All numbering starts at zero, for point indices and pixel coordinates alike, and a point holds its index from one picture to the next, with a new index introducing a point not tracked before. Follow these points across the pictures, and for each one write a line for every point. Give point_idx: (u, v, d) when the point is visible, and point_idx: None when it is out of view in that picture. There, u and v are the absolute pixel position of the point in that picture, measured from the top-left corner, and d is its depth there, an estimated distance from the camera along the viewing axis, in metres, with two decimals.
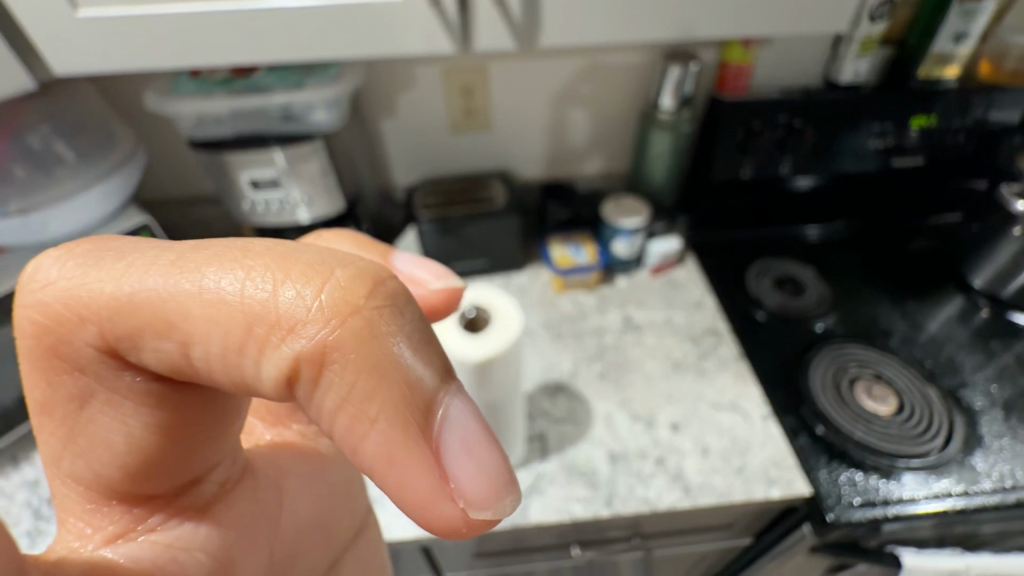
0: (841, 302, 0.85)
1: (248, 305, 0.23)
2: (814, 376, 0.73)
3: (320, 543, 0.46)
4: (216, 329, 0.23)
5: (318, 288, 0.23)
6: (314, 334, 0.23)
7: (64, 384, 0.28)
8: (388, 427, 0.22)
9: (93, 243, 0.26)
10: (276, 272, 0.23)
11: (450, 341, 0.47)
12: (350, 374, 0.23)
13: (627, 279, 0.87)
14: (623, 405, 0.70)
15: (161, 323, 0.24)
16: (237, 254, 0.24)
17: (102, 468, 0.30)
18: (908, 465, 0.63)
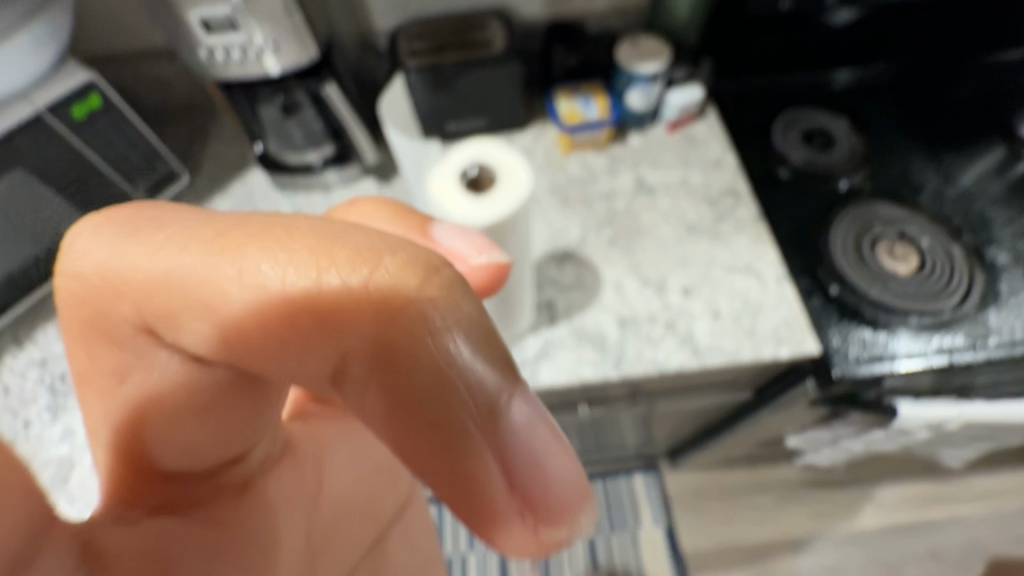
0: (873, 158, 0.78)
1: (289, 290, 0.21)
2: (835, 237, 0.69)
3: (367, 522, 0.42)
4: (258, 318, 0.22)
5: (366, 276, 0.20)
6: (360, 326, 0.20)
7: (101, 359, 0.27)
8: (448, 433, 0.19)
9: (131, 210, 0.24)
10: (318, 260, 0.20)
11: (453, 204, 0.43)
12: (397, 375, 0.19)
13: (641, 136, 0.79)
14: (633, 270, 0.67)
15: (203, 305, 0.22)
16: (279, 236, 0.21)
17: (139, 449, 0.29)
18: (919, 322, 0.63)
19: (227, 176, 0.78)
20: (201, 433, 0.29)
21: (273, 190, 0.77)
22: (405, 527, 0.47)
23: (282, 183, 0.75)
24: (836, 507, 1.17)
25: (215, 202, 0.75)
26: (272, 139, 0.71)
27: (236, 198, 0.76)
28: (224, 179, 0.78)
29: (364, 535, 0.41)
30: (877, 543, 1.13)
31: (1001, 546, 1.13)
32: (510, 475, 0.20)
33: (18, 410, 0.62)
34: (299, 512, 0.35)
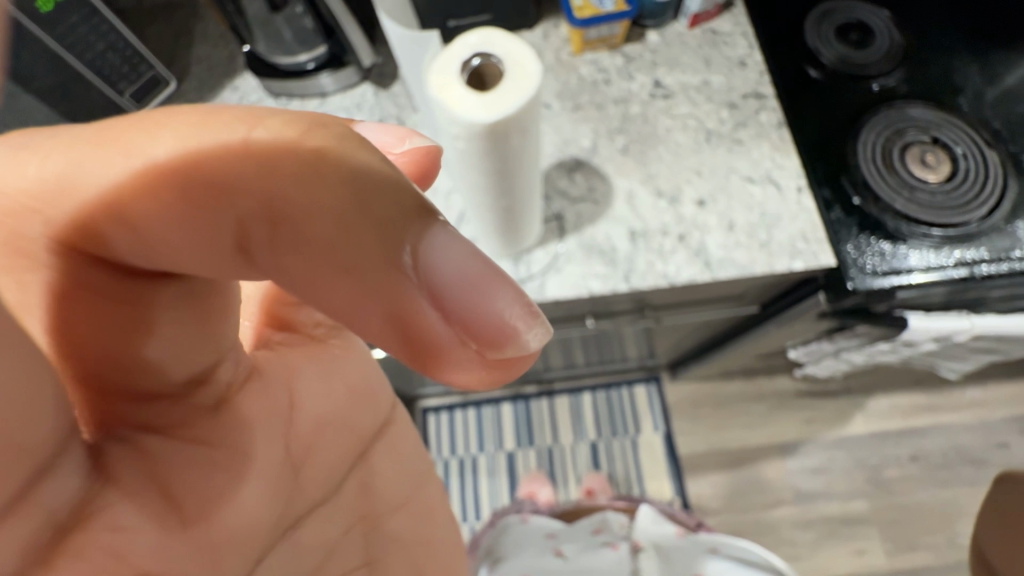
0: (913, 56, 0.71)
1: (182, 157, 0.20)
2: (862, 144, 0.65)
3: (351, 436, 0.42)
4: (148, 201, 0.21)
5: (249, 130, 0.20)
6: (253, 183, 0.21)
7: (7, 285, 0.23)
8: (368, 266, 0.21)
9: (23, 133, 0.23)
10: (197, 132, 0.20)
11: (455, 99, 0.40)
12: (303, 224, 0.21)
13: (659, 34, 0.72)
14: (646, 181, 0.64)
15: (100, 201, 0.21)
16: (156, 117, 0.21)
17: (90, 368, 0.26)
18: (942, 234, 0.61)
19: (216, 81, 0.73)
20: (164, 346, 0.27)
21: (266, 97, 0.72)
22: (386, 444, 0.48)
23: (275, 89, 0.70)
24: (828, 415, 1.21)
25: None
26: (260, 41, 0.66)
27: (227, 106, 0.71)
28: (213, 84, 0.73)
29: (348, 448, 0.42)
30: (863, 448, 1.19)
31: (981, 451, 1.19)
32: (436, 298, 0.22)
33: None
34: (275, 429, 0.34)
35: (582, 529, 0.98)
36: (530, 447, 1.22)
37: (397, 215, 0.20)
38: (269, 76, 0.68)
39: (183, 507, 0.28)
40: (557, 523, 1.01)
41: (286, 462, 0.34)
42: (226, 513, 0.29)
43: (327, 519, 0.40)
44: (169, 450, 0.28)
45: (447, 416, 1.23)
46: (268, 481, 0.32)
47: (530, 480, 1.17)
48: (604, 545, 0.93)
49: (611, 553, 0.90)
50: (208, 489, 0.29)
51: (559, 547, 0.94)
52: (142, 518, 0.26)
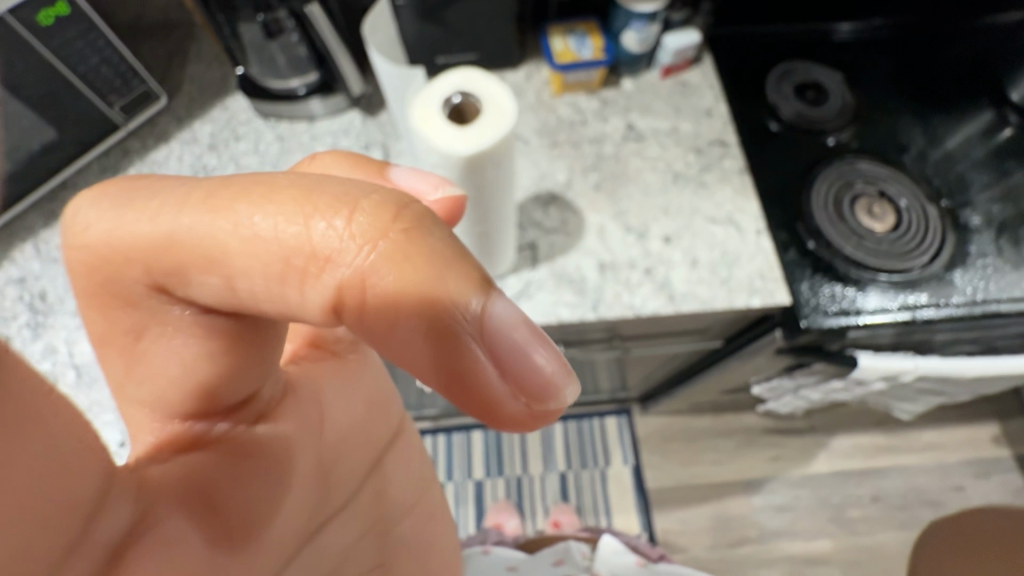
0: (863, 116, 0.77)
1: (282, 239, 0.21)
2: (817, 193, 0.70)
3: (370, 447, 0.44)
4: (255, 264, 0.21)
5: (349, 216, 0.20)
6: (352, 262, 0.20)
7: (121, 318, 0.27)
8: (434, 335, 0.20)
9: (126, 182, 0.24)
10: (305, 211, 0.21)
11: (435, 133, 0.42)
12: (382, 288, 0.20)
13: (633, 81, 0.77)
14: (616, 217, 0.68)
15: (209, 260, 0.22)
16: (266, 188, 0.21)
17: (164, 393, 0.29)
18: (888, 279, 0.65)
19: (207, 98, 0.75)
20: (215, 376, 0.29)
21: (255, 117, 0.74)
22: (399, 450, 0.50)
23: (264, 110, 0.72)
24: (792, 452, 1.24)
25: (195, 126, 0.73)
26: (253, 65, 0.69)
27: (216, 123, 0.74)
28: (204, 101, 0.75)
29: (367, 452, 0.44)
30: (825, 487, 1.22)
31: (937, 493, 1.22)
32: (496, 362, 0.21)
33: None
34: (305, 445, 0.35)
35: (545, 561, 0.96)
36: (499, 475, 1.21)
37: (464, 291, 0.19)
38: (258, 95, 0.70)
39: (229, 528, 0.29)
40: (520, 555, 0.99)
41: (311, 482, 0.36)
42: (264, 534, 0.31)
43: (345, 524, 0.41)
44: (209, 472, 0.29)
45: None
46: (299, 493, 0.34)
47: (497, 510, 1.16)
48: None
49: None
50: (247, 502, 0.30)
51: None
52: (187, 538, 0.26)
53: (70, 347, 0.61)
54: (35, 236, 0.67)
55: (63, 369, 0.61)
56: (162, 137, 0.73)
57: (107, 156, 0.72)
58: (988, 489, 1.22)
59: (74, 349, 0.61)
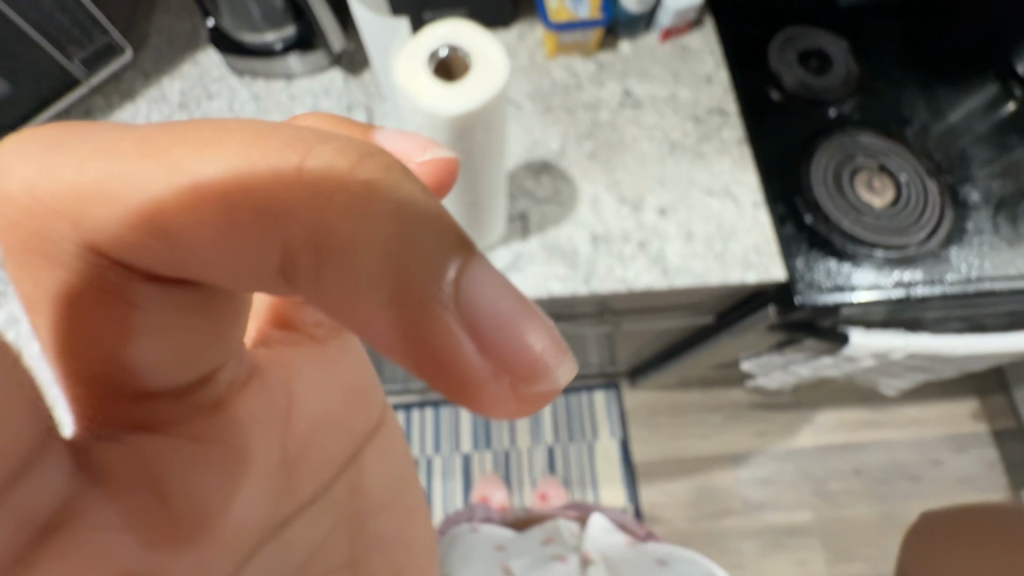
0: (867, 86, 0.75)
1: (229, 193, 0.20)
2: (817, 166, 0.68)
3: (345, 437, 0.43)
4: (199, 224, 0.21)
5: (302, 165, 0.20)
6: (311, 218, 0.20)
7: (54, 283, 0.24)
8: (408, 301, 0.20)
9: (54, 129, 0.22)
10: (251, 159, 0.20)
11: (420, 90, 0.39)
12: (351, 249, 0.20)
13: (631, 44, 0.73)
14: (610, 187, 0.65)
15: (145, 215, 0.21)
16: (209, 136, 0.20)
17: (108, 370, 0.26)
18: (884, 256, 0.64)
19: (176, 53, 0.70)
20: (172, 351, 0.27)
21: (229, 74, 0.69)
22: (376, 445, 0.48)
23: (238, 67, 0.68)
24: (778, 427, 1.26)
25: (164, 83, 0.69)
26: (225, 17, 0.63)
27: (187, 81, 0.69)
28: (173, 56, 0.70)
29: (341, 446, 0.42)
30: (808, 460, 1.24)
31: (915, 467, 1.25)
32: (472, 329, 0.21)
33: None
34: (268, 431, 0.34)
35: (534, 540, 0.98)
36: (487, 448, 1.22)
37: (438, 249, 0.20)
38: (232, 52, 0.65)
39: (172, 502, 0.28)
40: (509, 533, 1.01)
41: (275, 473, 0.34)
42: (219, 514, 0.30)
43: (316, 517, 0.40)
44: (162, 451, 0.27)
45: (406, 414, 1.21)
46: (258, 484, 0.33)
47: (484, 483, 1.17)
48: (553, 559, 0.92)
49: (560, 567, 0.90)
50: (199, 488, 0.29)
51: (508, 559, 0.94)
52: (125, 519, 0.25)
53: None
54: None
55: (30, 340, 0.58)
56: (129, 95, 0.68)
57: (70, 114, 0.67)
58: (964, 463, 1.25)
59: None
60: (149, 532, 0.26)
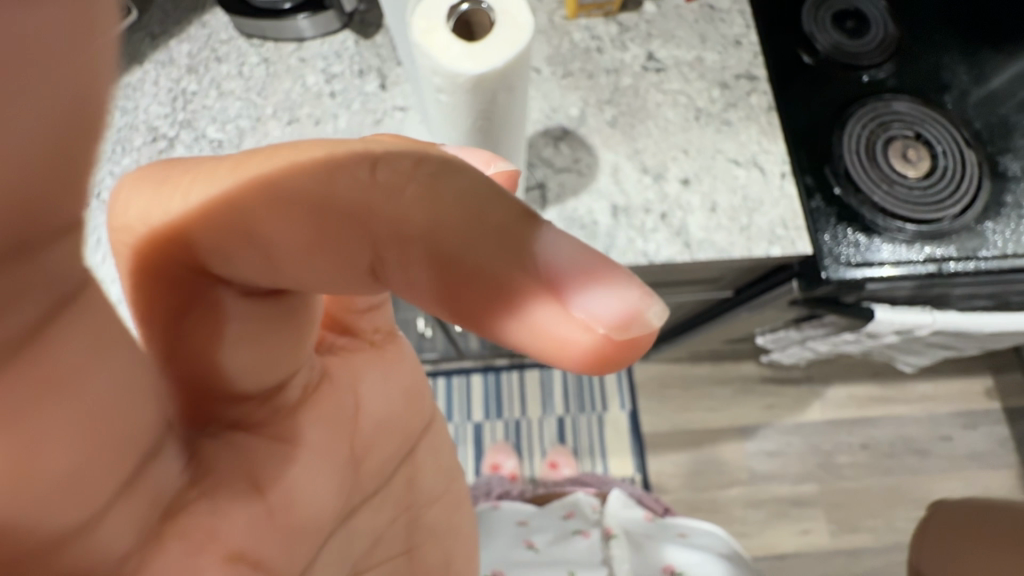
0: (904, 49, 0.71)
1: (312, 198, 0.19)
2: (848, 135, 0.65)
3: (408, 435, 0.40)
4: (289, 234, 0.19)
5: (372, 162, 0.18)
6: (388, 212, 0.18)
7: (158, 304, 0.23)
8: (484, 273, 0.17)
9: (161, 166, 0.21)
10: (329, 165, 0.18)
11: (440, 48, 0.37)
12: (428, 237, 0.18)
13: (656, 4, 0.69)
14: (631, 156, 0.63)
15: (241, 231, 0.20)
16: (291, 149, 0.19)
17: (203, 381, 0.26)
18: (915, 230, 0.62)
19: (183, 14, 0.67)
20: (252, 358, 0.26)
21: (238, 36, 0.67)
22: (431, 439, 0.45)
23: (246, 28, 0.65)
24: (788, 401, 1.25)
25: (170, 46, 0.66)
26: None
27: (195, 43, 0.67)
28: (180, 17, 0.67)
29: (402, 442, 0.40)
30: (817, 434, 1.24)
31: (925, 442, 1.25)
32: (557, 301, 0.17)
33: None
34: (335, 436, 0.32)
35: (555, 515, 0.96)
36: (498, 418, 1.23)
37: (509, 219, 0.17)
38: (240, 10, 0.63)
39: (268, 495, 0.28)
40: (530, 509, 0.99)
41: (344, 474, 0.33)
42: (301, 505, 0.30)
43: (377, 507, 0.39)
44: (251, 451, 0.28)
45: None
46: (331, 482, 0.32)
47: (495, 452, 1.19)
48: (576, 535, 0.90)
49: (584, 544, 0.88)
50: (286, 482, 0.29)
51: (529, 535, 0.91)
52: (233, 507, 0.27)
53: None
54: None
55: None
56: (136, 58, 0.66)
57: None
58: (974, 439, 1.25)
59: None
60: (246, 517, 0.27)
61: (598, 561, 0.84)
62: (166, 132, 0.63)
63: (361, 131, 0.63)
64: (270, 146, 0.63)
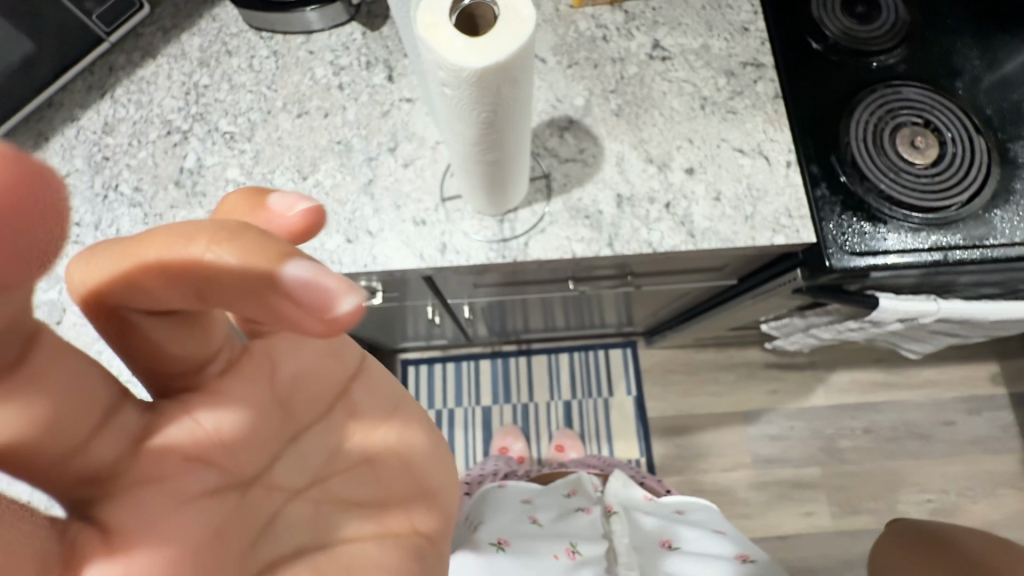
0: (916, 34, 0.70)
1: (159, 266, 0.21)
2: (856, 122, 0.65)
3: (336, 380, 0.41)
4: (158, 289, 0.23)
5: (188, 243, 0.20)
6: (205, 272, 0.21)
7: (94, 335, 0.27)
8: (265, 299, 0.21)
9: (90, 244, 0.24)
10: (166, 247, 0.21)
11: (443, 42, 0.37)
12: (236, 287, 0.21)
13: None
14: (637, 146, 0.63)
15: (123, 291, 0.23)
16: (148, 237, 0.22)
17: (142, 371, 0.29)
18: (921, 218, 0.62)
19: (193, 8, 0.69)
20: (182, 350, 0.29)
21: (247, 29, 0.68)
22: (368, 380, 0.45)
23: (256, 22, 0.66)
24: (794, 387, 1.26)
25: (182, 39, 0.68)
26: None
27: (206, 36, 0.68)
28: (191, 11, 0.69)
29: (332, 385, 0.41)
30: (821, 419, 1.25)
31: (930, 427, 1.25)
32: (316, 313, 0.21)
33: None
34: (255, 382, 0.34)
35: (558, 494, 0.93)
36: (506, 403, 1.25)
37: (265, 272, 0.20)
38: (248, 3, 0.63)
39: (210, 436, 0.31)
40: (534, 488, 0.95)
41: (271, 418, 0.35)
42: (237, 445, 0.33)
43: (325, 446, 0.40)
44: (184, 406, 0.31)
45: (427, 368, 1.27)
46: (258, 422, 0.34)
47: (503, 435, 1.20)
48: (578, 512, 0.87)
49: (585, 520, 0.85)
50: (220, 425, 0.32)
51: (531, 510, 0.88)
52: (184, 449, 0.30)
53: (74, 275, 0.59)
54: None
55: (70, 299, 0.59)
56: (149, 52, 0.67)
57: (93, 72, 0.67)
58: (980, 424, 1.25)
59: None
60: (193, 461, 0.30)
61: (598, 538, 0.82)
62: (180, 126, 0.64)
63: (369, 123, 0.65)
64: (281, 139, 0.64)
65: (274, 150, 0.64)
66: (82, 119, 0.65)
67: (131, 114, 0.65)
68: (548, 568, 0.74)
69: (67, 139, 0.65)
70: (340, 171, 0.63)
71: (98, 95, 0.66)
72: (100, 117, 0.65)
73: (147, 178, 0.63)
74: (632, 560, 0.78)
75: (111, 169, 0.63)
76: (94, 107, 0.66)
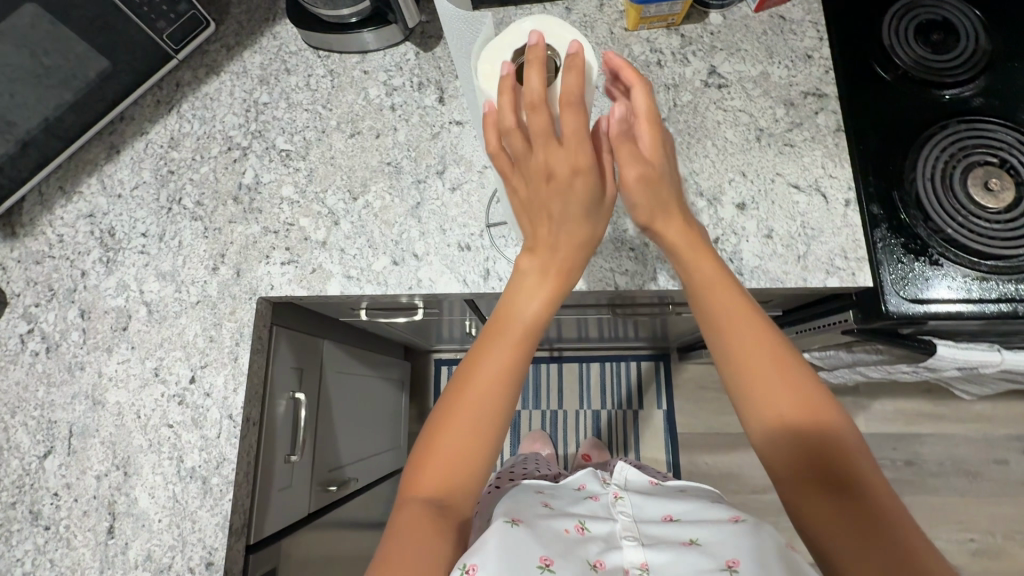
0: (997, 64, 0.65)
1: (562, 106, 0.39)
2: (923, 161, 0.62)
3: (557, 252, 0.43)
4: (565, 131, 0.39)
5: (566, 90, 0.38)
6: (566, 95, 0.38)
7: (546, 163, 0.40)
8: (572, 94, 0.38)
9: (539, 143, 0.39)
10: (565, 95, 0.38)
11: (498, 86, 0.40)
12: (568, 113, 0.38)
13: (722, 16, 0.67)
14: (686, 177, 0.62)
15: (548, 144, 0.39)
16: (563, 105, 0.38)
17: (555, 171, 0.40)
18: (990, 266, 0.58)
19: (255, 25, 0.71)
20: (556, 156, 0.39)
21: (305, 48, 0.70)
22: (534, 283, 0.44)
23: (313, 42, 0.68)
24: None
25: (244, 56, 0.70)
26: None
27: (266, 54, 0.70)
28: (253, 28, 0.71)
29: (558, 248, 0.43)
30: None
31: (977, 464, 1.19)
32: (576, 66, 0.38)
33: (73, 259, 0.64)
34: (564, 183, 0.40)
35: (562, 486, 0.63)
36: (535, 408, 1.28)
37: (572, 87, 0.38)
38: (307, 24, 0.65)
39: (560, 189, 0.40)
40: (541, 483, 0.63)
41: (573, 199, 0.40)
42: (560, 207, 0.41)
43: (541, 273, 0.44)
44: (553, 176, 0.40)
45: None
46: (572, 203, 0.41)
47: (532, 439, 1.20)
48: (583, 498, 0.58)
49: (592, 502, 0.56)
50: (559, 201, 0.41)
51: (537, 491, 0.60)
52: (554, 196, 0.40)
53: (140, 284, 0.63)
54: (98, 170, 0.68)
55: (134, 306, 0.62)
56: (213, 69, 0.70)
57: (162, 87, 0.70)
58: None
59: (146, 286, 0.63)
60: (559, 197, 0.40)
61: (604, 515, 0.54)
62: (240, 143, 0.67)
63: (419, 144, 0.65)
64: (333, 158, 0.66)
65: (326, 169, 0.65)
66: (151, 133, 0.69)
67: (195, 129, 0.68)
68: (554, 542, 0.46)
69: (136, 151, 0.68)
70: (388, 193, 0.64)
71: (165, 109, 0.69)
72: (167, 130, 0.69)
73: (208, 193, 0.65)
74: (637, 530, 0.51)
75: (175, 182, 0.66)
76: (161, 121, 0.69)
